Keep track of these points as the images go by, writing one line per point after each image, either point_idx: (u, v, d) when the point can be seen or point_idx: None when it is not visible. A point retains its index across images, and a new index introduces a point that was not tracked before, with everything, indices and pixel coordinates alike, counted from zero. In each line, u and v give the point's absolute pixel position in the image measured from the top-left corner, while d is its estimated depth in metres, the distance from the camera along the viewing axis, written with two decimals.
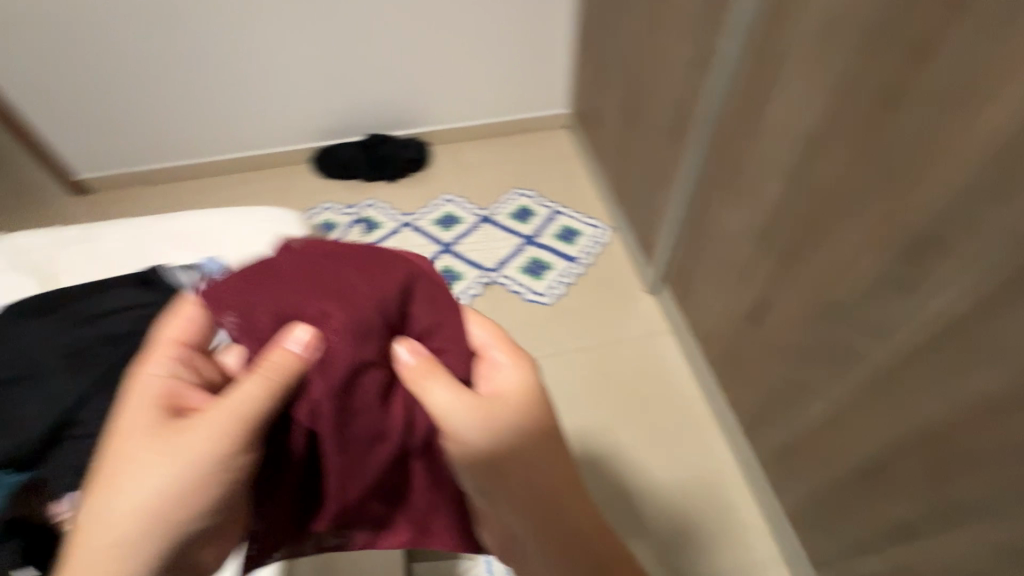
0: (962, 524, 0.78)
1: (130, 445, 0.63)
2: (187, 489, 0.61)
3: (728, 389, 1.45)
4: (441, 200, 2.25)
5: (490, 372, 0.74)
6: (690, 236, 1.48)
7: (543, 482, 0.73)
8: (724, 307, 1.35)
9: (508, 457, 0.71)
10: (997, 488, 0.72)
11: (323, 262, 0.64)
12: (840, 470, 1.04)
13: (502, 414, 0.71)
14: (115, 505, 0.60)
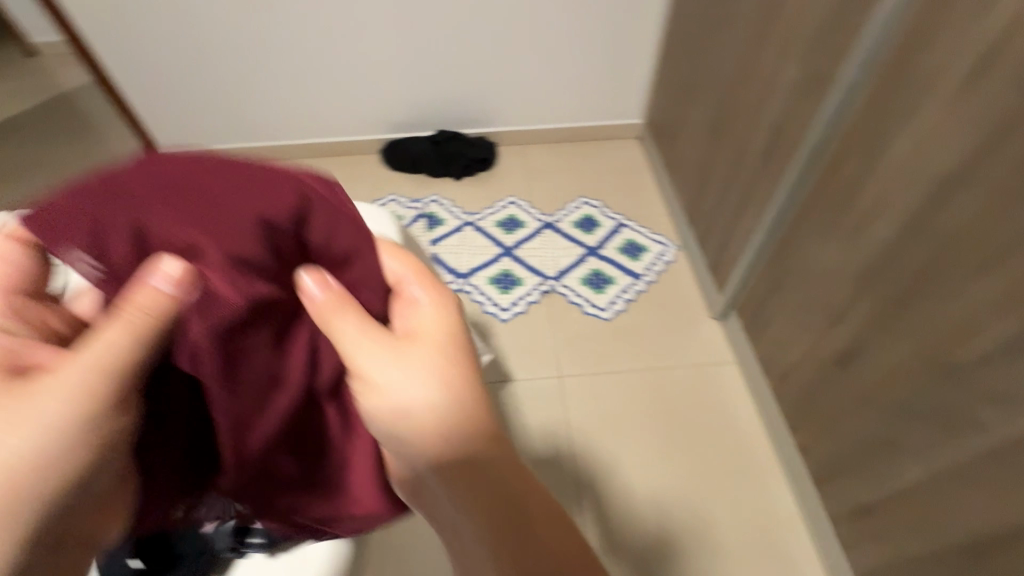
0: None
1: None
2: (44, 457, 0.50)
3: (799, 431, 1.37)
4: (505, 202, 2.23)
5: (405, 306, 0.72)
6: (773, 266, 1.40)
7: (449, 416, 0.66)
8: (807, 346, 1.27)
9: (416, 386, 0.66)
10: None
11: (195, 174, 0.56)
12: (934, 539, 0.96)
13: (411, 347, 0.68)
14: None
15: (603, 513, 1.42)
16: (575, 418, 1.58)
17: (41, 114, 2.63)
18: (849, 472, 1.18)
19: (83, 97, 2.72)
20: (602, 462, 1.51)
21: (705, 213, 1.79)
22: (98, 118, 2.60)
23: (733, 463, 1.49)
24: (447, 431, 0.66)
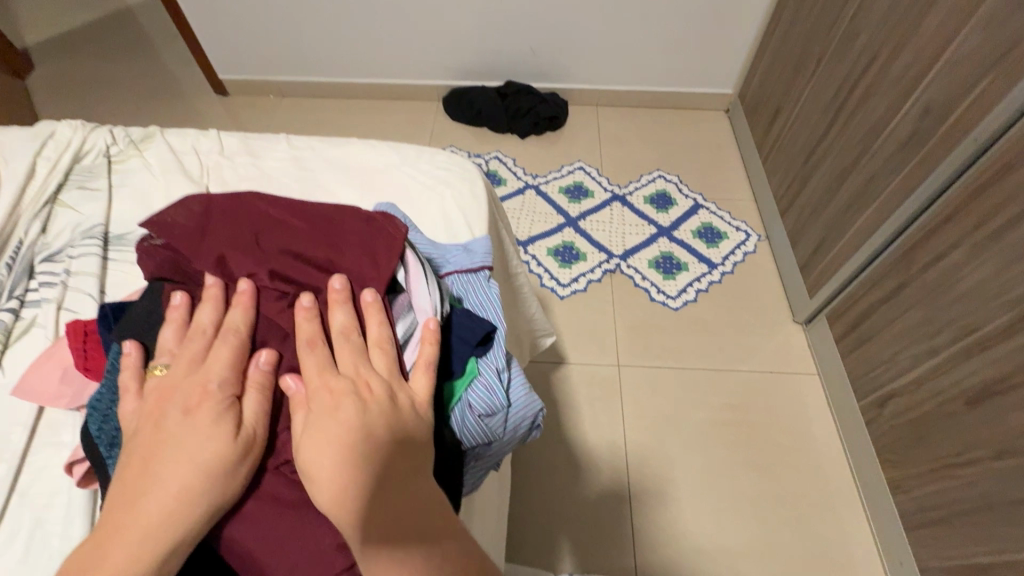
0: None
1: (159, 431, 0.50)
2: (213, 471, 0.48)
3: (894, 465, 1.20)
4: (573, 167, 2.06)
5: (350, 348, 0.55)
6: (892, 275, 1.20)
7: (352, 477, 0.46)
8: (926, 374, 1.10)
9: (325, 452, 0.46)
10: None
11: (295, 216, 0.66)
12: None
13: (316, 407, 0.50)
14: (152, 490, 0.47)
15: (653, 520, 1.31)
16: (631, 413, 1.46)
17: (105, 30, 2.57)
18: (960, 525, 1.01)
19: (147, 15, 2.65)
20: (657, 465, 1.38)
21: (804, 203, 1.58)
22: (161, 39, 2.53)
23: (804, 486, 1.34)
24: (346, 498, 0.45)
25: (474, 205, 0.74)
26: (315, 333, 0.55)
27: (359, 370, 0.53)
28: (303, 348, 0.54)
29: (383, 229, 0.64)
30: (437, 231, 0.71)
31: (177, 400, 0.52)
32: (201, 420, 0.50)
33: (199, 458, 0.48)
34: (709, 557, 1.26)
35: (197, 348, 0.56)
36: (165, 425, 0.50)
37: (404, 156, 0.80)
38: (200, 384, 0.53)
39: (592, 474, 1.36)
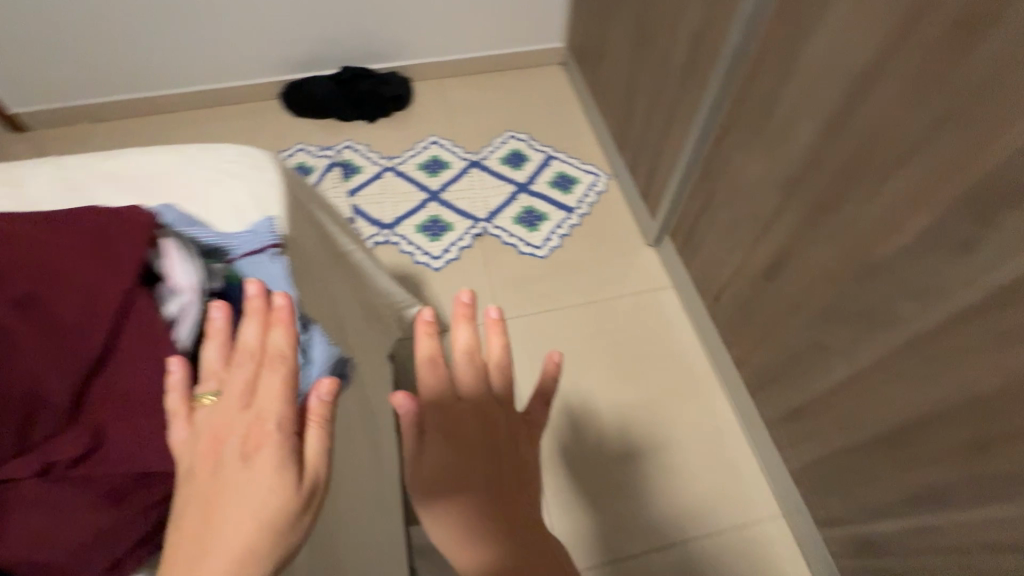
0: (998, 495, 0.73)
1: (213, 479, 0.49)
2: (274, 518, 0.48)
3: (734, 347, 1.39)
4: (428, 143, 2.08)
5: (471, 379, 0.59)
6: (702, 186, 1.37)
7: (488, 515, 0.53)
8: (738, 263, 1.28)
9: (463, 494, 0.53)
10: None
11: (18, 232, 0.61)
12: (853, 435, 0.99)
13: (434, 425, 0.56)
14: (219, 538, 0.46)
15: (552, 449, 1.41)
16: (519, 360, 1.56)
17: None
18: (778, 379, 1.21)
19: None
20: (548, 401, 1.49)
21: (633, 137, 1.74)
22: None
23: (675, 384, 1.52)
24: (479, 529, 0.52)
25: (267, 187, 0.76)
26: (436, 354, 0.59)
27: (480, 395, 0.59)
28: (428, 368, 0.58)
29: (133, 219, 0.64)
30: (229, 220, 0.73)
31: (233, 441, 0.51)
32: (263, 465, 0.49)
33: (262, 513, 0.47)
34: (604, 466, 1.39)
35: (247, 377, 0.56)
36: (223, 472, 0.49)
37: (186, 151, 0.78)
38: (255, 419, 0.53)
39: None
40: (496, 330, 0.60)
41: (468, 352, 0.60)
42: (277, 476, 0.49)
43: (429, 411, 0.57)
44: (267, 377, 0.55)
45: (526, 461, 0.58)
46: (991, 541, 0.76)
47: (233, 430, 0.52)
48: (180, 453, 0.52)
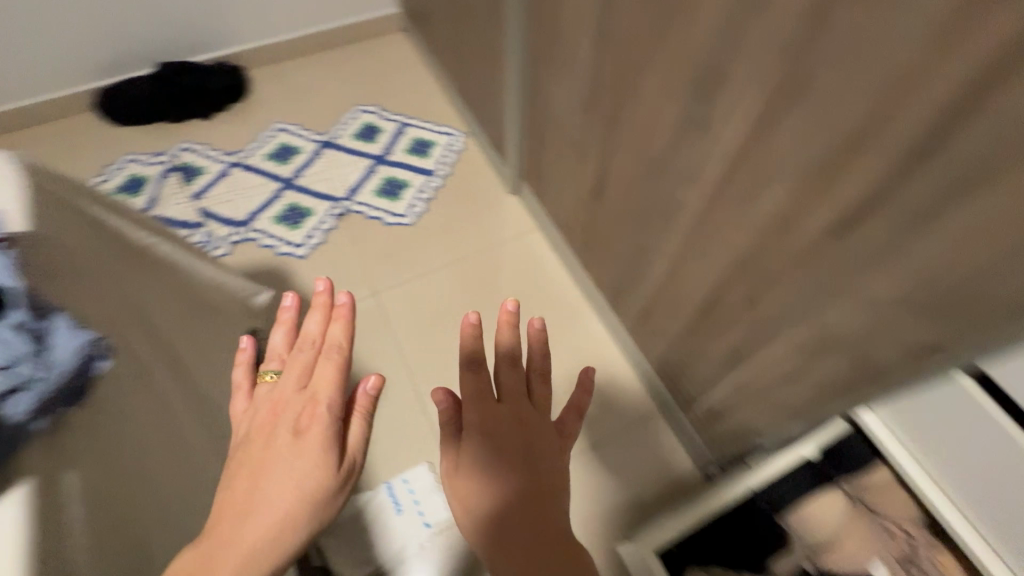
0: (777, 336, 0.82)
1: (266, 455, 0.65)
2: (316, 479, 0.64)
3: (592, 270, 1.46)
4: (273, 131, 1.98)
5: (513, 381, 0.74)
6: (533, 123, 1.42)
7: (512, 495, 0.63)
8: (575, 189, 1.34)
9: (496, 471, 0.65)
10: (801, 293, 0.74)
11: None
12: (682, 321, 1.09)
13: (477, 415, 0.70)
14: (267, 494, 0.62)
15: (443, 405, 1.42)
16: (399, 327, 1.56)
17: None
18: (625, 287, 1.29)
19: None
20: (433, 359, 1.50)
21: (473, 89, 1.75)
22: None
23: (552, 317, 1.59)
24: (508, 504, 0.63)
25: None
26: (478, 350, 0.74)
27: (518, 396, 0.73)
28: (467, 365, 0.73)
29: None
30: None
31: (288, 417, 0.69)
32: (314, 434, 0.67)
33: (311, 471, 0.65)
34: None
35: (302, 369, 0.75)
36: (279, 440, 0.67)
37: None
38: (304, 402, 0.71)
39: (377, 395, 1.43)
40: (540, 335, 0.77)
41: (512, 357, 0.75)
42: (321, 440, 0.67)
43: (471, 403, 0.71)
44: (322, 365, 0.75)
45: (561, 467, 0.69)
46: (783, 378, 0.86)
47: (290, 409, 0.70)
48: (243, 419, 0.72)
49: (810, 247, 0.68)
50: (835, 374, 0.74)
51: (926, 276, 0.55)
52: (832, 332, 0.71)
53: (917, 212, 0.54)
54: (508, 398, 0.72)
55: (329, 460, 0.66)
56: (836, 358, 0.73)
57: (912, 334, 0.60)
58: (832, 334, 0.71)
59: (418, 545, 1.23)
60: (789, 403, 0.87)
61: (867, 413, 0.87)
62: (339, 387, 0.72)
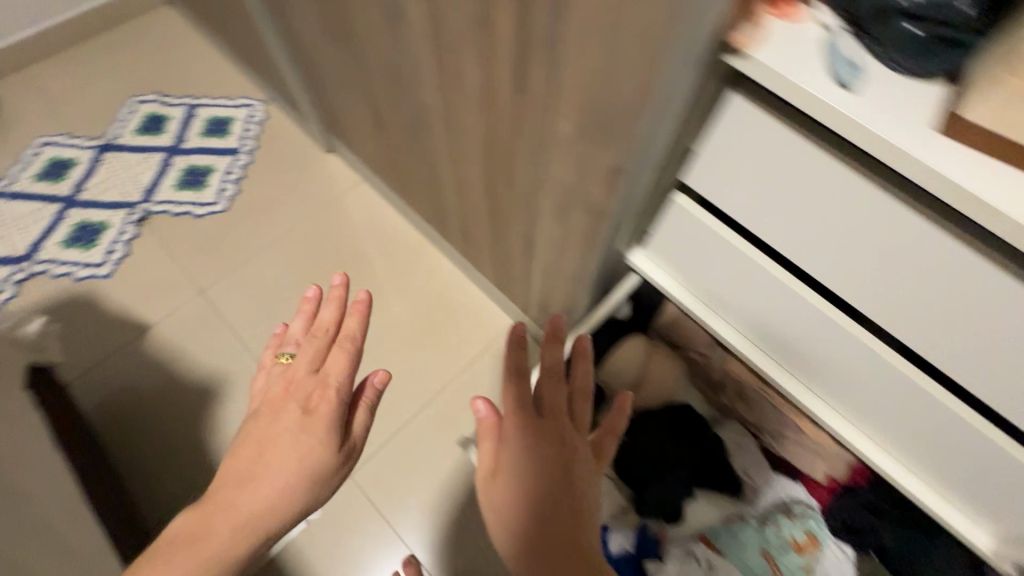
0: (540, 206, 0.83)
1: (277, 430, 0.74)
2: (313, 458, 0.72)
3: (415, 204, 1.42)
4: (37, 145, 1.72)
5: (552, 395, 0.70)
6: (305, 64, 1.31)
7: (533, 522, 0.61)
8: (365, 123, 1.27)
9: (525, 490, 0.62)
10: (531, 154, 0.74)
11: None
12: (486, 225, 1.08)
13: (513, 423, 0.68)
14: (274, 466, 0.71)
15: None
16: (237, 319, 1.46)
17: None
18: (438, 210, 1.27)
19: None
20: None
21: (247, 46, 1.59)
22: None
23: (396, 264, 1.53)
24: (530, 532, 0.61)
25: None
26: (522, 366, 0.72)
27: (561, 410, 0.70)
28: (513, 375, 0.71)
29: None
30: None
31: (301, 398, 0.77)
32: (321, 416, 0.75)
33: (313, 450, 0.72)
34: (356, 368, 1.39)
35: (319, 357, 0.82)
36: (292, 417, 0.75)
37: None
38: (316, 388, 0.78)
39: (229, 393, 1.36)
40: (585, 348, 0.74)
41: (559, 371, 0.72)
42: (322, 416, 0.75)
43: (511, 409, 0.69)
44: (335, 353, 0.82)
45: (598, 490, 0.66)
46: (563, 246, 0.88)
47: (306, 390, 0.78)
48: (261, 391, 0.81)
49: (514, 103, 0.68)
50: (584, 224, 0.77)
51: (584, 93, 0.56)
52: (564, 184, 0.73)
53: (552, 30, 0.54)
54: (546, 411, 0.69)
55: (328, 439, 0.73)
56: (577, 208, 0.75)
57: (602, 161, 0.62)
58: (564, 186, 0.73)
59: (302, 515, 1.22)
60: (576, 268, 0.90)
61: (642, 256, 0.91)
62: (345, 374, 0.79)
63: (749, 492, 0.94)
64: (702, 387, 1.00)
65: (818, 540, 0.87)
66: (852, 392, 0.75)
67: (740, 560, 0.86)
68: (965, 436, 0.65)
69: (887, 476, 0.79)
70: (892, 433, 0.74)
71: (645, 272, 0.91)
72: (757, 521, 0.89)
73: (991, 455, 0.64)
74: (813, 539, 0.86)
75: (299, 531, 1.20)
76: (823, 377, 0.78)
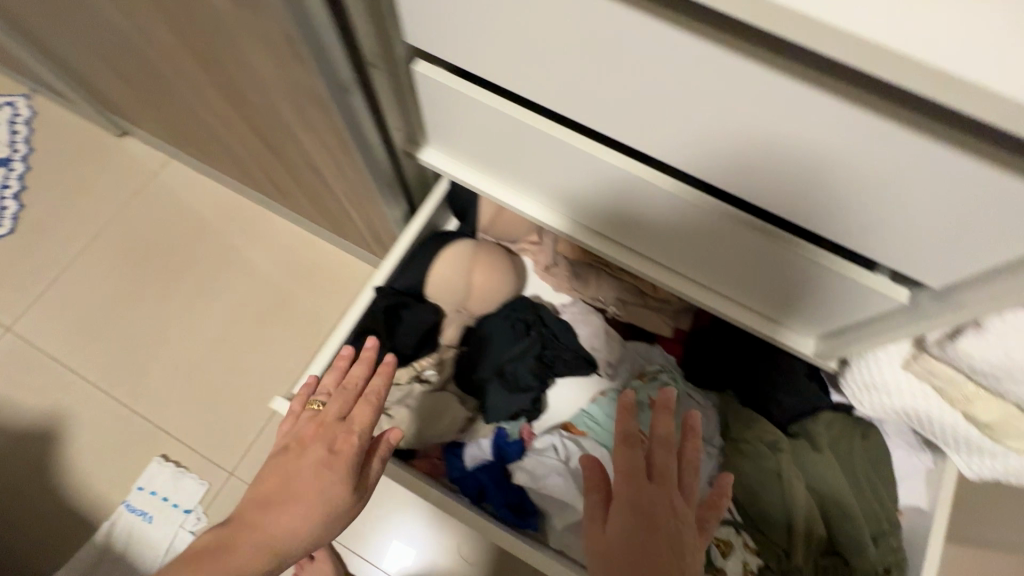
0: (286, 117, 0.71)
1: (297, 465, 0.62)
2: (326, 502, 0.60)
3: (222, 167, 1.24)
4: None
5: (662, 466, 0.54)
6: (19, 27, 1.07)
7: None
8: (116, 83, 1.06)
9: None
10: (229, 47, 0.60)
11: None
12: (277, 164, 0.94)
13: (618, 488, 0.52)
14: (289, 505, 0.59)
15: (149, 395, 1.22)
16: (59, 347, 1.27)
17: None
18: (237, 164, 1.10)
19: None
20: (120, 356, 1.26)
21: None
22: None
23: (230, 241, 1.36)
24: None
25: None
26: (630, 430, 0.54)
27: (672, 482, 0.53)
28: (621, 440, 0.54)
29: None
30: None
31: (325, 444, 0.64)
32: (343, 461, 0.63)
33: (329, 496, 0.61)
34: (211, 363, 1.25)
35: (346, 402, 0.70)
36: (315, 462, 0.63)
37: None
38: (343, 435, 0.66)
39: (71, 428, 1.19)
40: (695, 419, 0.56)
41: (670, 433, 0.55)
42: (342, 462, 0.63)
43: (618, 466, 0.53)
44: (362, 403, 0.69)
45: None
46: (336, 159, 0.76)
47: (330, 431, 0.65)
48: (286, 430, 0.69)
49: None
50: (326, 120, 0.65)
51: None
52: (275, 74, 0.60)
53: None
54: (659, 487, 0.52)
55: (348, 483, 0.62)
56: (307, 101, 0.63)
57: (273, 21, 0.50)
58: (277, 76, 0.60)
59: (186, 528, 1.11)
60: (364, 181, 0.79)
61: (436, 153, 0.82)
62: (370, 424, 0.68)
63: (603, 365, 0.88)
64: (545, 278, 0.93)
65: (677, 395, 0.82)
66: (658, 235, 0.70)
67: (599, 431, 0.83)
68: (752, 245, 0.60)
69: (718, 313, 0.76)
70: (705, 267, 0.70)
71: (435, 164, 0.82)
72: (616, 391, 0.85)
73: (779, 258, 0.59)
74: None
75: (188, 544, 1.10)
76: (632, 228, 0.72)
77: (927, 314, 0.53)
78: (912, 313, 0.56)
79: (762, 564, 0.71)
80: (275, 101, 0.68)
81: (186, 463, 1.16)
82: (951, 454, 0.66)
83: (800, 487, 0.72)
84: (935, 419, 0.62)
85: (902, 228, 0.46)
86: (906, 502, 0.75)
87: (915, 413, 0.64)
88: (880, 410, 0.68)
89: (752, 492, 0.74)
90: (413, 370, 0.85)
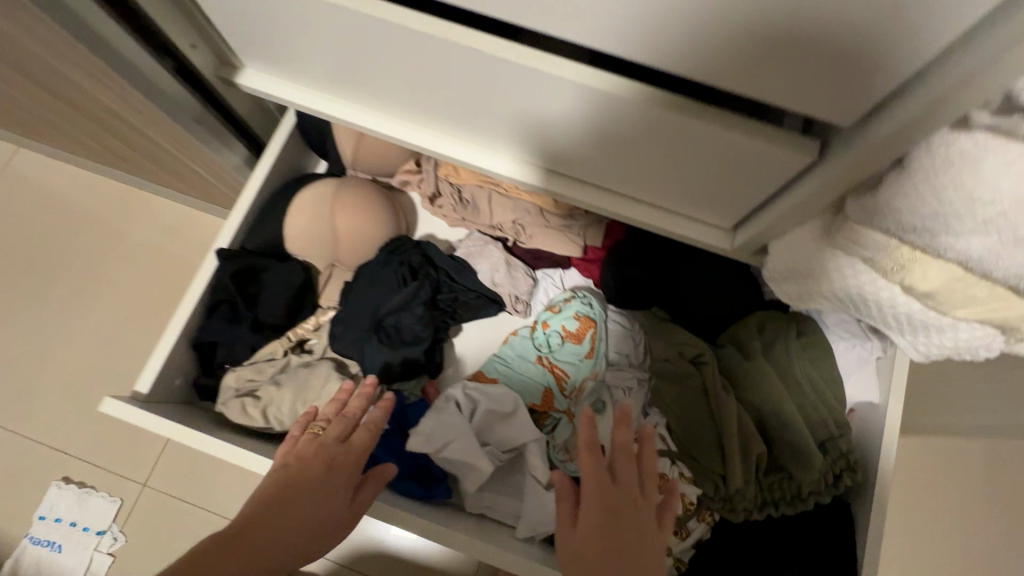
0: (25, 36, 0.55)
1: (284, 496, 0.52)
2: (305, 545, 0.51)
3: (61, 144, 1.06)
4: None
5: (624, 474, 0.47)
6: None
7: None
8: None
9: None
10: None
11: None
12: (85, 119, 0.77)
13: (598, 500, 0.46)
14: (268, 536, 0.49)
15: (35, 415, 1.08)
16: None
17: None
18: (62, 134, 0.92)
19: None
20: None
21: None
22: None
23: (102, 231, 1.19)
24: None
25: None
26: (590, 441, 0.48)
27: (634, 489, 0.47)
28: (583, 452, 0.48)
29: None
30: None
31: (318, 465, 0.54)
32: (336, 485, 0.54)
33: (313, 524, 0.52)
34: (101, 369, 1.11)
35: (346, 421, 0.59)
36: (309, 484, 0.53)
37: None
38: (339, 457, 0.56)
39: None
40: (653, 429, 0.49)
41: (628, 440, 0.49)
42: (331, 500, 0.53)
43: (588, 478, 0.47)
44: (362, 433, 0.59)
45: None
46: (121, 89, 0.61)
47: (324, 455, 0.55)
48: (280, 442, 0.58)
49: None
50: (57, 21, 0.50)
51: None
52: None
53: None
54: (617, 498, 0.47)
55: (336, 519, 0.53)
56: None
57: None
58: None
59: (101, 550, 1.00)
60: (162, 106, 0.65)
61: (256, 71, 0.65)
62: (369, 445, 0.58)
63: (515, 304, 0.76)
64: (435, 213, 0.80)
65: (595, 322, 0.73)
66: (533, 131, 0.57)
67: (512, 375, 0.72)
68: (631, 115, 0.47)
69: (624, 218, 0.64)
70: (597, 161, 0.58)
71: (251, 86, 0.66)
72: (527, 329, 0.75)
73: (666, 125, 0.47)
74: (588, 321, 0.73)
75: (106, 568, 1.00)
76: (504, 129, 0.59)
77: (840, 161, 0.42)
78: (822, 167, 0.44)
79: (700, 494, 0.62)
80: (3, 16, 0.51)
81: (88, 483, 1.04)
82: (896, 337, 0.57)
83: (730, 400, 0.63)
84: (871, 296, 0.52)
85: (789, 36, 0.35)
86: (854, 398, 0.66)
87: (846, 292, 0.53)
88: (809, 299, 0.57)
89: (681, 419, 0.65)
90: (289, 340, 0.73)
